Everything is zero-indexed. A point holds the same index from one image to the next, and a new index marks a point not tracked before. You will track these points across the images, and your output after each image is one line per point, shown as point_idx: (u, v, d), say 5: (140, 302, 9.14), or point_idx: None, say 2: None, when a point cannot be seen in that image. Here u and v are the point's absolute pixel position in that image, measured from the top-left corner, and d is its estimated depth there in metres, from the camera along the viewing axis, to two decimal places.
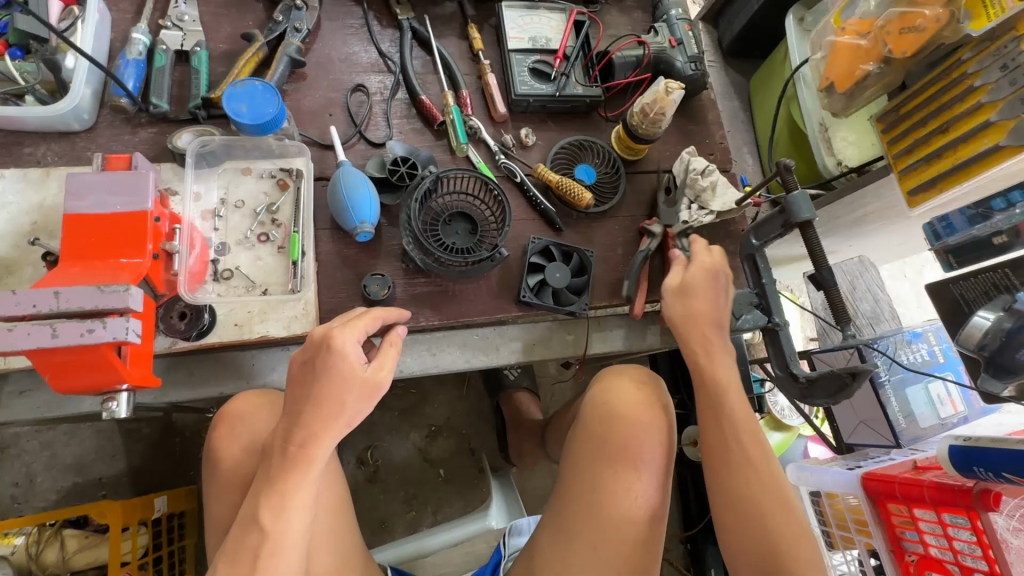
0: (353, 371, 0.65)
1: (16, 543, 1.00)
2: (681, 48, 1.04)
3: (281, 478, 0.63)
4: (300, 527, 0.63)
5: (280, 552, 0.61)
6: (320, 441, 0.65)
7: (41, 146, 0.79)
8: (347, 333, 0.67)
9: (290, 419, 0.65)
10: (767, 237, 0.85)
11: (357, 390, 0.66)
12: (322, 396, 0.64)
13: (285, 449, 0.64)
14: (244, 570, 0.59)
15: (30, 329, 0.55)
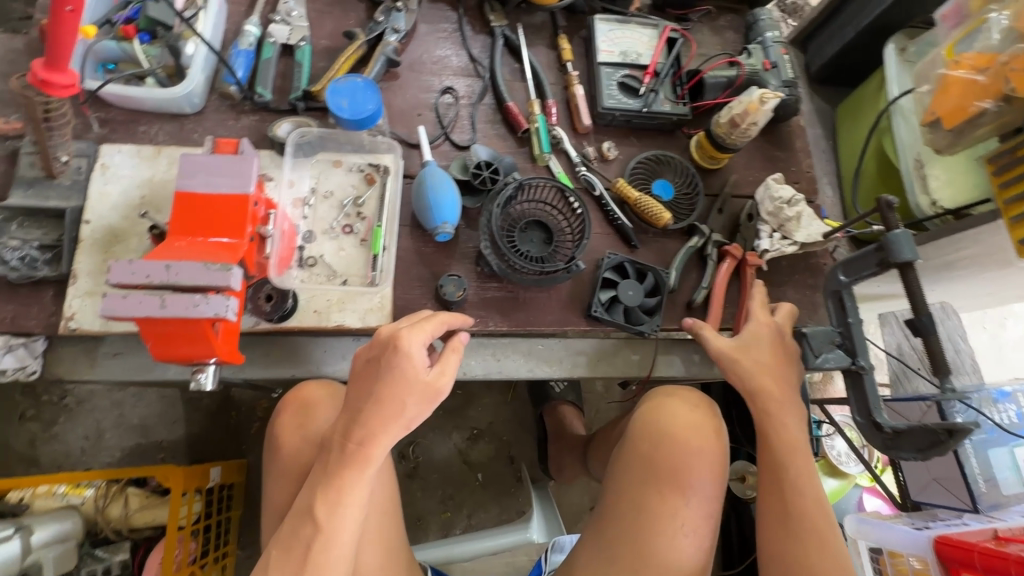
0: (415, 374, 0.64)
1: (85, 494, 1.05)
2: (775, 72, 1.01)
3: (337, 476, 0.62)
4: (351, 526, 0.62)
5: (333, 548, 0.61)
6: (378, 439, 0.63)
7: (155, 125, 0.84)
8: (415, 337, 0.65)
9: (350, 413, 0.64)
10: (859, 275, 0.81)
11: (417, 395, 0.64)
12: (385, 395, 0.63)
13: (344, 445, 0.63)
14: (298, 561, 0.60)
15: (142, 298, 0.58)
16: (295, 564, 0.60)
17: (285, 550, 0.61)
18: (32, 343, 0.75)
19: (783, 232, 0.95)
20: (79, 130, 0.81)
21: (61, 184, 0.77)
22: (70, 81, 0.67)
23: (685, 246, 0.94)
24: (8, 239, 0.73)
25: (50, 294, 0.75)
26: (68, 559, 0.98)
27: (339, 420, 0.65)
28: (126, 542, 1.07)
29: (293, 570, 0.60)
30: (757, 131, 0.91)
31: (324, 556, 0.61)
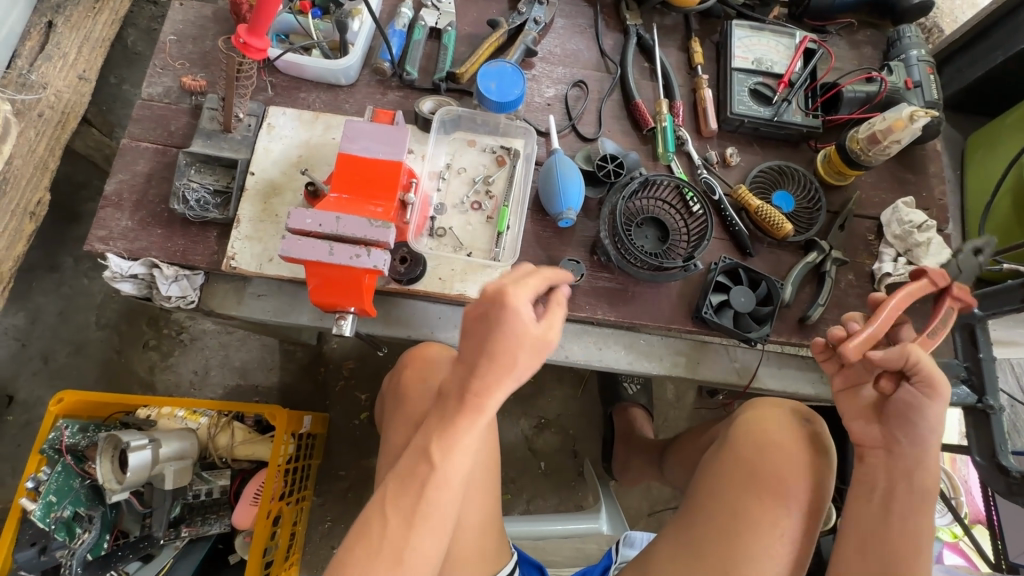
0: (527, 329, 0.61)
1: (200, 421, 1.16)
2: (918, 92, 0.97)
3: (456, 419, 0.62)
4: (464, 468, 0.63)
5: (447, 487, 0.61)
6: (490, 394, 0.62)
7: (314, 93, 0.92)
8: (521, 292, 0.62)
9: (467, 367, 0.62)
10: (998, 309, 0.77)
11: (531, 351, 0.62)
12: (495, 356, 0.60)
13: (461, 394, 0.62)
14: (414, 495, 0.60)
15: (315, 243, 0.64)
16: (411, 498, 0.60)
17: (401, 484, 0.61)
18: (193, 276, 0.85)
19: (909, 257, 0.92)
20: (252, 91, 0.90)
21: (233, 137, 0.86)
22: (264, 46, 0.74)
23: (802, 260, 0.92)
24: (188, 181, 0.83)
25: (215, 234, 0.84)
26: (184, 476, 1.07)
27: (460, 369, 0.63)
28: (228, 469, 1.17)
29: (408, 505, 0.60)
30: (898, 150, 0.88)
31: (439, 492, 0.61)
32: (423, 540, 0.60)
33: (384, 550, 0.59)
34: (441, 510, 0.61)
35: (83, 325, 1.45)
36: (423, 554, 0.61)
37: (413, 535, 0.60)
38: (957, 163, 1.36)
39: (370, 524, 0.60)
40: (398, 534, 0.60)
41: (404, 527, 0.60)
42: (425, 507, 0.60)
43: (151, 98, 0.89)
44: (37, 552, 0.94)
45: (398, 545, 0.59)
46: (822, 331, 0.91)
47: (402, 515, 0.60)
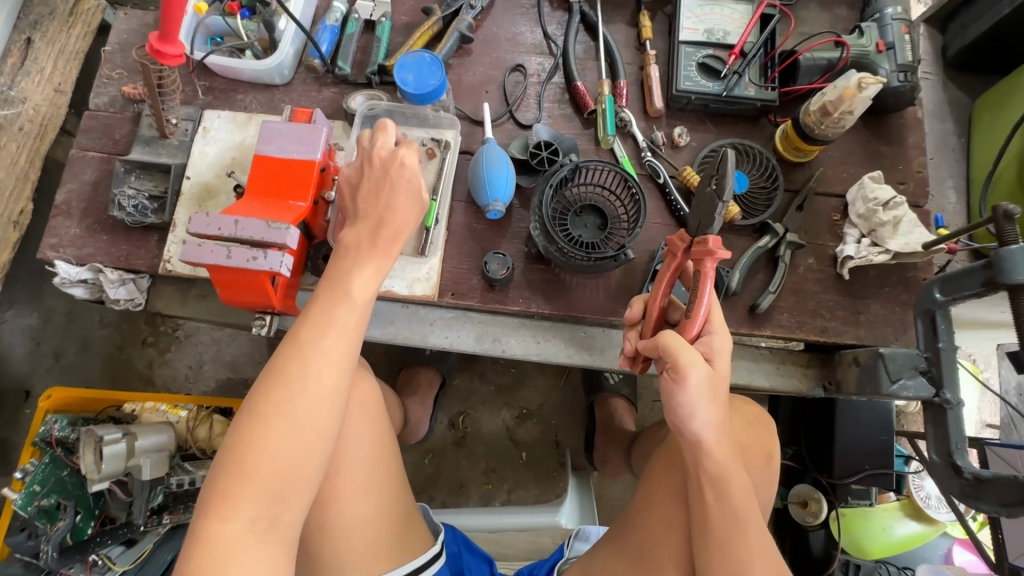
0: (412, 179, 0.71)
1: (180, 415, 1.21)
2: (890, 55, 0.88)
3: (322, 323, 0.63)
4: (333, 384, 0.62)
5: (311, 399, 0.61)
6: (360, 278, 0.66)
7: (249, 94, 0.92)
8: (411, 151, 0.72)
9: (337, 267, 0.67)
10: (958, 294, 0.70)
11: (415, 206, 0.71)
12: (386, 194, 0.70)
13: (326, 290, 0.65)
14: (332, 330, 0.63)
15: (213, 247, 0.65)
16: (273, 408, 0.60)
17: (294, 356, 0.61)
18: (139, 279, 0.88)
19: (875, 238, 0.85)
20: (189, 96, 0.91)
21: (170, 143, 0.88)
22: (179, 52, 0.75)
23: (754, 244, 0.86)
24: (126, 189, 0.85)
25: (155, 239, 0.86)
26: (162, 467, 1.12)
27: (359, 224, 0.69)
28: (208, 460, 1.22)
29: (321, 336, 0.62)
30: (853, 122, 0.81)
31: (302, 404, 0.60)
32: (281, 458, 0.59)
33: (244, 459, 0.59)
34: (306, 426, 0.60)
35: (87, 324, 1.54)
36: (281, 473, 0.59)
37: (268, 447, 0.59)
38: (965, 129, 1.23)
39: (233, 433, 0.60)
40: (256, 444, 0.59)
41: (264, 437, 0.59)
42: (287, 419, 0.60)
43: (98, 108, 0.92)
44: (24, 537, 1.02)
45: (256, 456, 0.58)
46: (774, 320, 0.85)
47: (261, 423, 0.59)
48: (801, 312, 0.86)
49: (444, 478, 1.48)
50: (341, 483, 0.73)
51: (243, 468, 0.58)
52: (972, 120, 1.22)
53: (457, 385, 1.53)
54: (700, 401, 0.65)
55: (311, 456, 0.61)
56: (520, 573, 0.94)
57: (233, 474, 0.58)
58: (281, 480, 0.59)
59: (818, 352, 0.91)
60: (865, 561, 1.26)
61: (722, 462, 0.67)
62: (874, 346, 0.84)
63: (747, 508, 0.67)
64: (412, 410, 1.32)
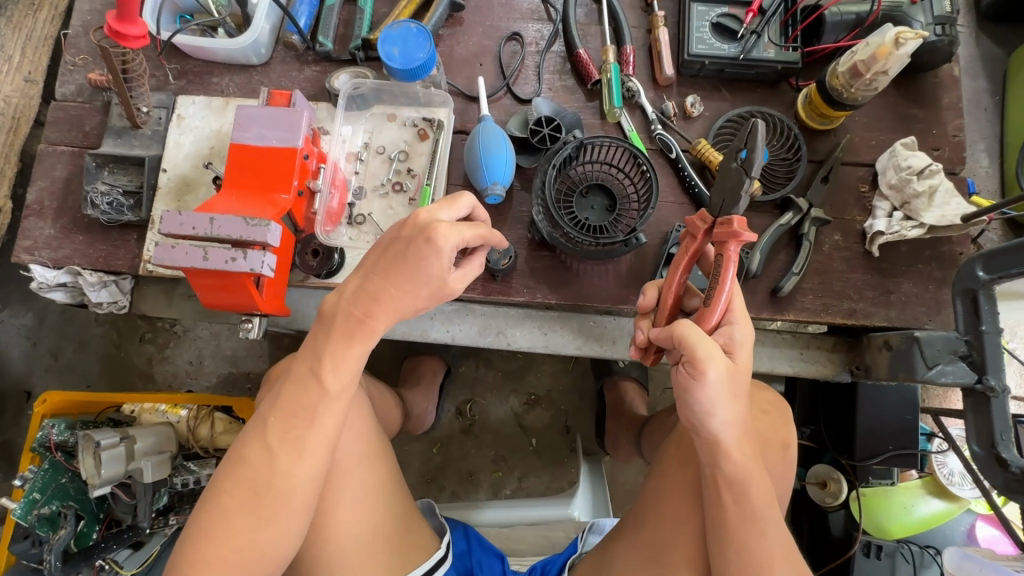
0: (438, 271, 0.62)
1: (180, 414, 1.19)
2: (925, 6, 0.80)
3: (297, 414, 0.62)
4: (304, 477, 0.62)
5: (279, 495, 0.61)
6: (334, 369, 0.62)
7: (226, 76, 0.85)
8: (448, 232, 0.61)
9: (312, 349, 0.63)
10: (1004, 272, 0.63)
11: (429, 289, 0.63)
12: (395, 273, 0.61)
13: (298, 374, 0.62)
14: (302, 423, 0.61)
15: (188, 248, 0.60)
16: (243, 499, 0.60)
17: (264, 450, 0.61)
18: (121, 280, 0.83)
19: (908, 211, 0.78)
20: (160, 81, 0.84)
21: (144, 133, 0.82)
22: (142, 32, 0.69)
23: (775, 222, 0.80)
24: (99, 185, 0.80)
25: (134, 237, 0.81)
26: (165, 468, 1.09)
27: (350, 286, 0.63)
28: (213, 458, 1.19)
29: (291, 430, 0.61)
30: (886, 83, 0.73)
31: (270, 500, 0.61)
32: (248, 550, 0.60)
33: (216, 541, 0.60)
34: (273, 520, 0.61)
35: (83, 322, 1.50)
36: (247, 562, 0.61)
37: (235, 537, 0.60)
38: (998, 86, 1.14)
39: (207, 518, 0.61)
40: (221, 536, 0.60)
41: (231, 529, 0.60)
42: (257, 513, 0.60)
43: (65, 98, 0.86)
44: (29, 544, 1.01)
45: (223, 547, 0.60)
46: (798, 304, 0.79)
47: (228, 514, 0.60)
48: (826, 293, 0.80)
49: (453, 467, 1.45)
50: (329, 529, 0.75)
51: (210, 557, 0.60)
52: (1006, 76, 1.13)
53: (463, 373, 1.49)
54: (714, 403, 0.60)
55: (280, 541, 0.62)
56: (533, 569, 0.91)
57: (200, 559, 0.60)
58: (249, 564, 0.61)
59: (845, 336, 0.86)
60: (887, 541, 1.23)
61: (741, 463, 0.62)
62: (906, 328, 0.78)
63: (767, 510, 0.62)
64: (418, 401, 1.28)
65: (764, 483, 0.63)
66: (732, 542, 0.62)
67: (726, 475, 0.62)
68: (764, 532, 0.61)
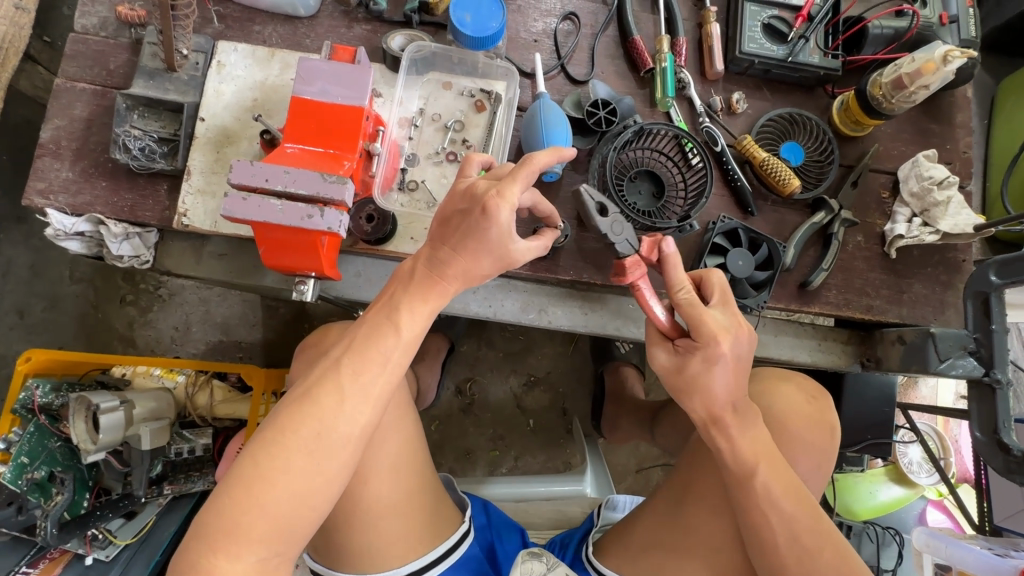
0: (501, 239, 0.61)
1: (178, 379, 1.14)
2: (952, 29, 0.86)
3: (368, 356, 0.60)
4: (367, 424, 0.60)
5: (342, 439, 0.58)
6: (408, 314, 0.62)
7: (269, 26, 0.81)
8: (504, 201, 0.59)
9: (387, 298, 0.63)
10: (1017, 278, 0.70)
11: (493, 262, 0.63)
12: (462, 245, 0.62)
13: (373, 320, 0.62)
14: (375, 368, 0.60)
15: (260, 201, 0.58)
16: (304, 440, 0.57)
17: (331, 388, 0.59)
18: (146, 234, 0.78)
19: (926, 217, 0.84)
20: (197, 24, 0.79)
21: (179, 78, 0.77)
22: None
23: (808, 220, 0.84)
24: (129, 128, 0.74)
25: (164, 188, 0.76)
26: (162, 437, 1.04)
27: (423, 251, 0.64)
28: (209, 428, 1.14)
29: (360, 374, 0.59)
30: (924, 97, 0.79)
31: (332, 444, 0.58)
32: (299, 497, 0.56)
33: (263, 485, 0.55)
34: (331, 466, 0.58)
35: (56, 279, 1.39)
36: (296, 511, 0.56)
37: (288, 481, 0.56)
38: (985, 111, 1.24)
39: (258, 459, 0.56)
40: (274, 478, 0.55)
41: (286, 472, 0.56)
42: (317, 457, 0.57)
43: (86, 31, 0.79)
44: (14, 511, 0.93)
45: (274, 491, 0.55)
46: (823, 298, 0.85)
47: (287, 454, 0.56)
48: (848, 290, 0.85)
49: (450, 445, 1.46)
50: (364, 494, 0.72)
51: (260, 501, 0.55)
52: (994, 101, 1.23)
53: (465, 351, 1.50)
54: (699, 379, 0.66)
55: (332, 493, 0.58)
56: (553, 542, 0.94)
57: (247, 503, 0.55)
58: (296, 515, 0.57)
59: (857, 329, 0.93)
60: (857, 523, 1.37)
61: (743, 423, 0.66)
62: (916, 325, 0.85)
63: (773, 487, 0.63)
64: (423, 377, 1.26)
65: (768, 461, 0.65)
66: (744, 513, 0.64)
67: (736, 450, 0.65)
68: (775, 503, 0.63)
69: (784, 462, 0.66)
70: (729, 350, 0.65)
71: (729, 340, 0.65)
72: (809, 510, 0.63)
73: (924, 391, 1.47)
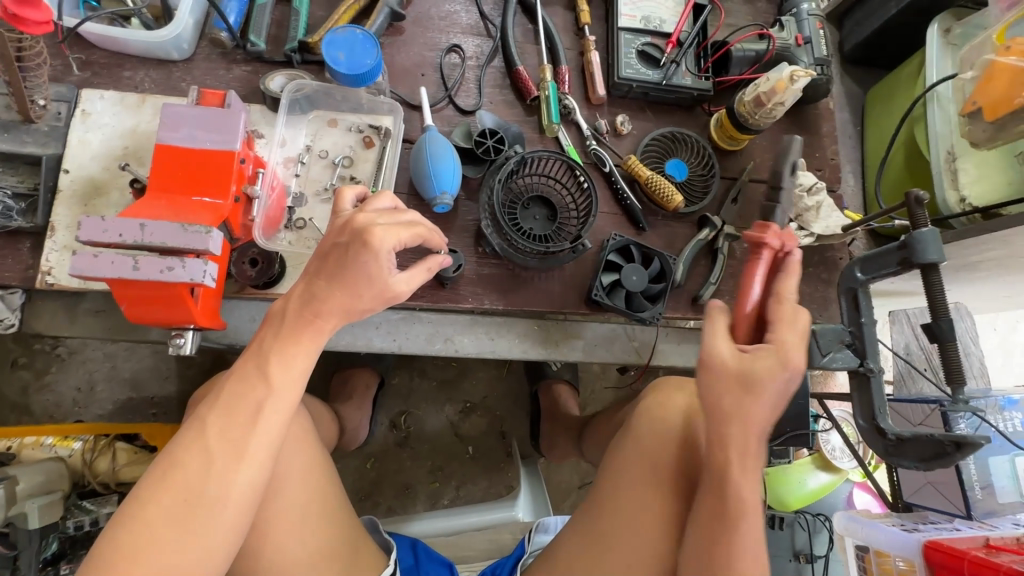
0: (379, 269, 0.61)
1: (73, 446, 1.05)
2: (807, 48, 0.93)
3: (235, 410, 0.57)
4: (243, 482, 0.56)
5: (214, 505, 0.55)
6: (278, 361, 0.60)
7: (140, 71, 0.78)
8: (384, 233, 0.60)
9: (256, 347, 0.60)
10: (877, 273, 0.76)
11: (374, 291, 0.62)
12: (339, 278, 0.61)
13: (241, 372, 0.59)
14: (244, 422, 0.57)
15: (113, 257, 0.55)
16: (171, 511, 0.54)
17: (198, 451, 0.56)
18: (10, 295, 0.72)
19: (801, 222, 0.90)
20: (59, 72, 0.76)
21: (39, 129, 0.73)
22: (45, 19, 0.62)
23: (694, 237, 0.88)
24: None
25: (27, 246, 0.71)
26: (54, 511, 0.96)
27: (297, 289, 0.63)
28: (114, 495, 1.06)
29: (233, 431, 0.57)
30: (783, 112, 0.85)
31: (204, 510, 0.54)
32: (176, 573, 0.53)
33: (128, 565, 0.52)
34: (205, 535, 0.54)
35: None
36: None
37: (158, 556, 0.52)
38: (859, 118, 1.36)
39: (123, 538, 0.52)
40: (142, 555, 0.52)
41: (154, 548, 0.52)
42: (188, 527, 0.54)
43: None
44: None
45: (144, 568, 0.52)
46: None
47: (153, 527, 0.53)
48: (740, 294, 0.90)
49: (387, 482, 1.41)
50: (269, 549, 0.69)
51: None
52: (864, 110, 1.35)
53: (397, 384, 1.47)
54: (753, 383, 0.60)
55: (214, 561, 0.55)
56: (483, 575, 0.91)
57: None
58: None
59: None
60: (788, 513, 1.40)
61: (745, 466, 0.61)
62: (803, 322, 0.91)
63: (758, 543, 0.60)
64: (350, 416, 1.21)
65: (754, 479, 0.61)
66: (729, 532, 0.60)
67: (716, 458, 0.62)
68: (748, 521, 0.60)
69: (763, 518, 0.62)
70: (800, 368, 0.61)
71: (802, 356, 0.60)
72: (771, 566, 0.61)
73: (839, 380, 1.56)
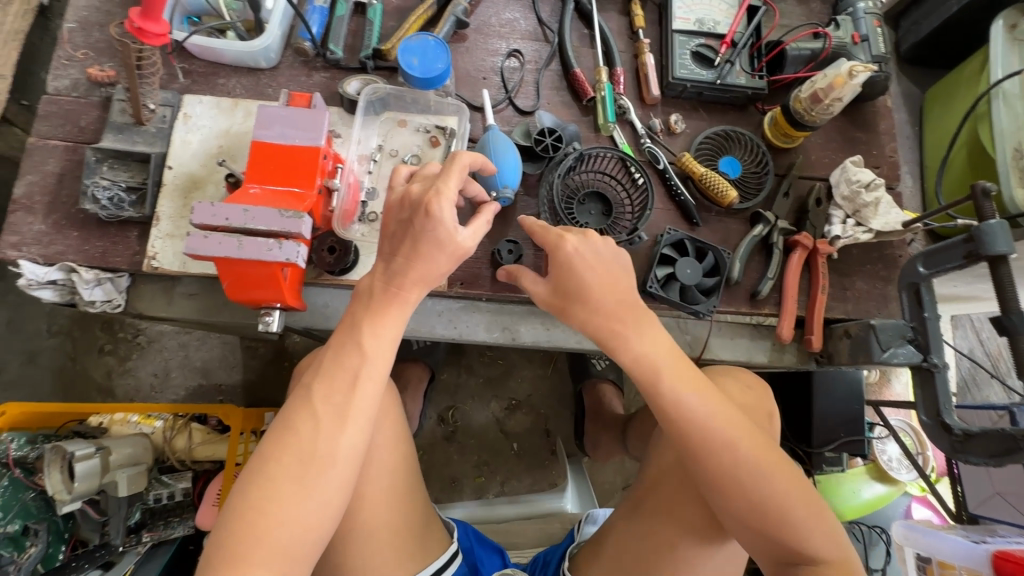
0: (449, 238, 0.65)
1: (156, 425, 1.15)
2: (864, 46, 0.93)
3: (336, 378, 0.63)
4: (347, 445, 0.61)
5: (325, 464, 0.60)
6: (370, 333, 0.65)
7: (233, 78, 0.86)
8: (444, 199, 0.64)
9: (349, 322, 0.66)
10: (941, 267, 0.75)
11: (449, 255, 0.67)
12: (413, 250, 0.66)
13: (338, 346, 0.65)
14: (346, 389, 0.62)
15: (221, 239, 0.61)
16: (289, 469, 0.59)
17: (308, 415, 0.61)
18: (118, 279, 0.81)
19: (858, 218, 0.89)
20: (165, 80, 0.84)
21: (147, 130, 0.81)
22: (163, 31, 0.70)
23: (748, 233, 0.89)
24: (99, 180, 0.78)
25: (135, 234, 0.80)
26: (140, 481, 1.04)
27: (375, 267, 0.68)
28: (188, 472, 1.15)
29: (337, 397, 0.62)
30: (840, 108, 0.86)
31: (317, 468, 0.59)
32: (296, 525, 0.58)
33: (257, 518, 0.57)
34: (319, 490, 0.59)
35: (34, 334, 1.40)
36: (295, 537, 0.58)
37: (281, 510, 0.58)
38: (917, 119, 1.33)
39: (249, 494, 0.58)
40: (267, 507, 0.57)
41: (275, 502, 0.58)
42: (306, 483, 0.59)
43: (58, 92, 0.83)
44: None
45: (269, 520, 0.57)
46: (772, 300, 0.90)
47: (274, 483, 0.58)
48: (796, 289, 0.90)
49: (435, 474, 1.46)
50: (361, 518, 0.72)
51: (257, 534, 0.57)
52: (922, 110, 1.32)
53: (445, 379, 1.51)
54: (590, 295, 0.70)
55: (328, 515, 0.60)
56: (535, 561, 0.94)
57: (245, 538, 0.56)
58: (296, 541, 0.58)
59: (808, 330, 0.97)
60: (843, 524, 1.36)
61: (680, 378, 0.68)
62: (861, 319, 0.90)
63: (734, 434, 0.66)
64: (405, 407, 1.27)
65: (698, 394, 0.68)
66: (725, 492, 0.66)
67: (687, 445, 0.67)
68: (744, 485, 0.65)
69: (742, 422, 0.68)
70: (574, 247, 0.71)
71: (573, 239, 0.71)
72: (768, 469, 0.66)
73: (896, 388, 1.51)
